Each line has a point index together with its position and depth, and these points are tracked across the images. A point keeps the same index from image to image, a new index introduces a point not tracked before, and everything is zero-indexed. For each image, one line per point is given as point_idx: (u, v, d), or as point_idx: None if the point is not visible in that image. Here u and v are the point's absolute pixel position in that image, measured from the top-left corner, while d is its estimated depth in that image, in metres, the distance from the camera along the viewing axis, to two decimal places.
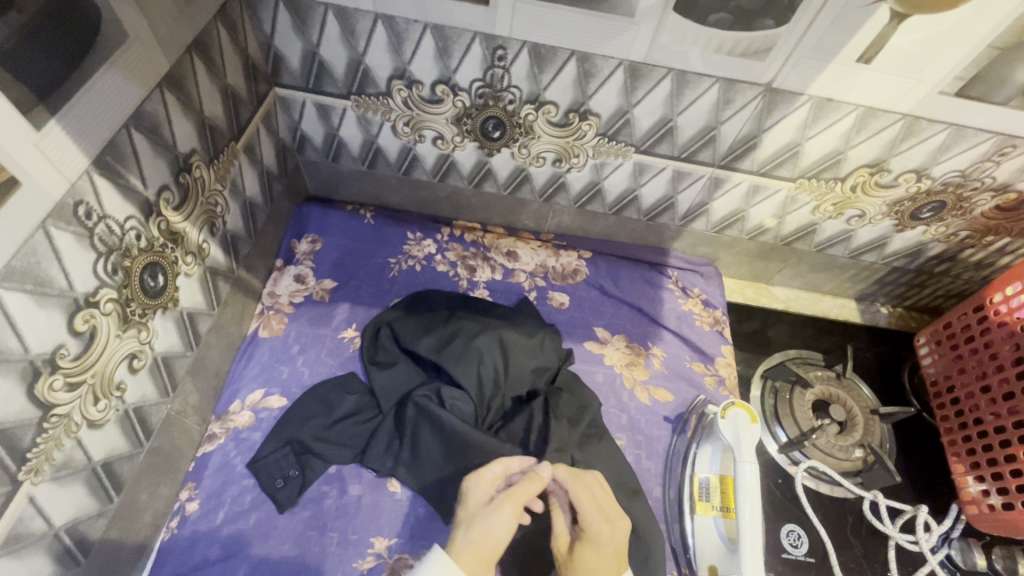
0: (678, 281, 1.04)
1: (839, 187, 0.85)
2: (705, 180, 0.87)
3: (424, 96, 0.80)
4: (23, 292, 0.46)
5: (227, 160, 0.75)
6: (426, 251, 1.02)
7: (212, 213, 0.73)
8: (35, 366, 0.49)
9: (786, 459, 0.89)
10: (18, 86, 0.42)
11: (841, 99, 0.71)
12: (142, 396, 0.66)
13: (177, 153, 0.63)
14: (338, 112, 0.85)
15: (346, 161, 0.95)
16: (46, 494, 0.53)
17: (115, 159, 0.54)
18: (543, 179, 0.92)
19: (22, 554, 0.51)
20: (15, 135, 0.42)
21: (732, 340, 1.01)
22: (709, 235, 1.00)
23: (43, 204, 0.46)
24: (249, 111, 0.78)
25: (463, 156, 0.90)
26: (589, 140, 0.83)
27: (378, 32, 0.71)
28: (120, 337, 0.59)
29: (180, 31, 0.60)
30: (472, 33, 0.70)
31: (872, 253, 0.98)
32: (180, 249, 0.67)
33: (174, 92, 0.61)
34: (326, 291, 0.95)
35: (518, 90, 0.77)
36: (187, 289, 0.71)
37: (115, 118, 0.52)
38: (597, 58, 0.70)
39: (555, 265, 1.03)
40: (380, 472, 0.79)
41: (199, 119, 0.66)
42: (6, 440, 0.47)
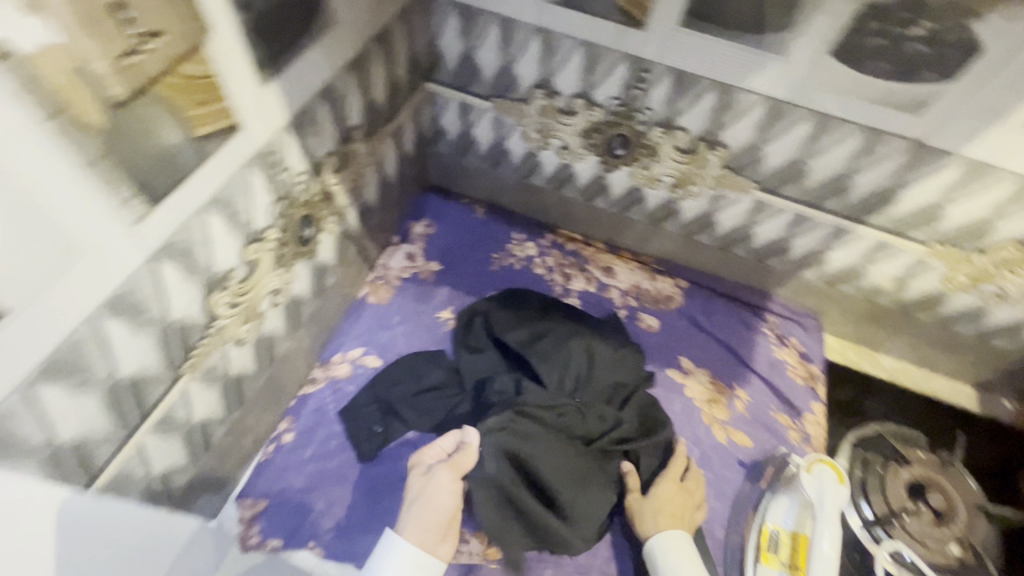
0: (775, 328, 1.01)
1: (978, 259, 0.79)
2: (826, 229, 0.85)
3: (560, 107, 0.85)
4: (222, 216, 0.55)
5: (379, 139, 0.84)
6: (527, 252, 1.06)
7: (358, 182, 0.82)
8: (214, 279, 0.58)
9: (867, 535, 0.80)
10: (260, 50, 0.51)
11: (999, 165, 0.67)
12: (274, 328, 0.75)
13: (346, 125, 0.72)
14: (477, 111, 0.93)
15: (472, 157, 1.03)
16: (194, 390, 0.62)
17: (304, 122, 0.63)
18: (656, 202, 0.94)
19: (167, 435, 0.60)
20: (248, 88, 0.52)
21: (825, 400, 0.96)
22: (819, 286, 0.96)
23: (251, 147, 0.55)
24: (404, 99, 0.87)
25: (583, 168, 0.94)
26: (712, 170, 0.84)
27: (533, 43, 0.78)
28: (271, 273, 0.68)
29: (372, 22, 0.69)
30: (620, 54, 0.74)
31: (1004, 338, 0.90)
32: (329, 209, 0.76)
33: (357, 74, 0.70)
34: (431, 272, 1.02)
35: (652, 112, 0.80)
36: (325, 244, 0.80)
37: (313, 87, 0.62)
38: (739, 91, 0.72)
39: (649, 289, 1.04)
40: None
41: (368, 99, 0.76)
42: (182, 335, 0.56)
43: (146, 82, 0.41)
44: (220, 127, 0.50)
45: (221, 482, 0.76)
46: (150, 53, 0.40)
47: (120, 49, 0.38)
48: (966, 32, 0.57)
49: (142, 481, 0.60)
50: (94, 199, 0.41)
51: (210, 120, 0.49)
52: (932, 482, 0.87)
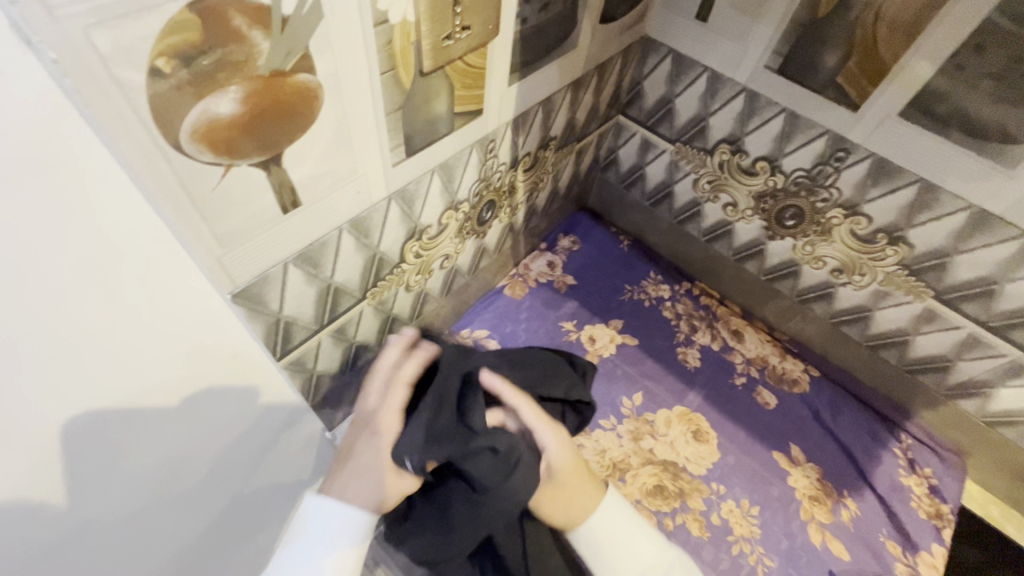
0: (906, 450, 0.93)
1: None
2: (1003, 361, 0.78)
3: (742, 165, 0.88)
4: (441, 181, 0.66)
5: (564, 153, 0.92)
6: (660, 293, 1.09)
7: (536, 185, 0.91)
8: (415, 229, 0.69)
9: None
10: (519, 56, 0.61)
11: None
12: (432, 287, 0.85)
13: (548, 134, 0.82)
14: (656, 151, 0.98)
15: (635, 191, 1.09)
16: (366, 315, 0.73)
17: (522, 122, 0.73)
18: (810, 282, 0.92)
19: (336, 344, 0.72)
20: (499, 83, 0.62)
21: (948, 547, 0.86)
22: (976, 422, 0.87)
23: (481, 132, 0.66)
24: (596, 124, 0.95)
25: (744, 229, 0.95)
26: (885, 265, 0.81)
27: (736, 101, 0.82)
28: (450, 239, 0.79)
29: (600, 53, 0.78)
30: (823, 130, 0.76)
31: None
32: (508, 201, 0.86)
33: (572, 94, 0.79)
34: (565, 284, 1.09)
35: (837, 192, 0.79)
36: (493, 231, 0.90)
37: (539, 96, 0.71)
38: (943, 193, 0.70)
39: (775, 365, 1.01)
40: None
41: (571, 116, 0.84)
42: (378, 265, 0.67)
43: (444, 62, 0.52)
44: (471, 108, 0.60)
45: (349, 401, 0.87)
46: (456, 41, 0.51)
47: (441, 33, 0.49)
48: None
49: (306, 373, 0.71)
50: (380, 138, 0.52)
51: (468, 102, 0.59)
52: None
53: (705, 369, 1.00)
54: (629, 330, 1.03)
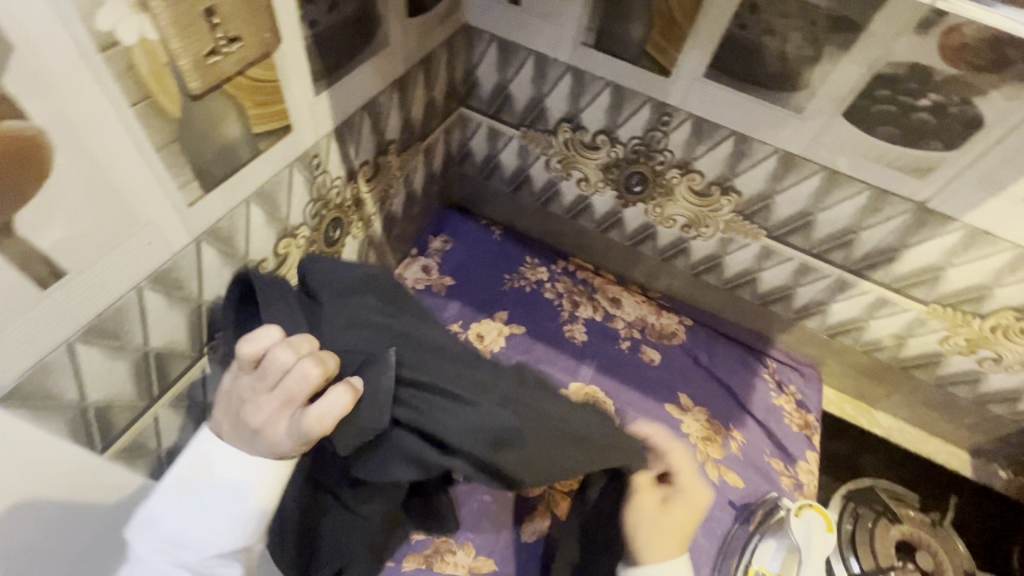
0: (774, 373, 1.02)
1: (976, 324, 0.82)
2: (830, 281, 0.88)
3: (584, 141, 0.90)
4: (262, 210, 0.59)
5: (410, 155, 0.88)
6: (538, 276, 1.09)
7: (386, 193, 0.86)
8: (246, 268, 0.61)
9: None
10: (318, 62, 0.56)
11: (998, 234, 0.70)
12: None
13: (384, 138, 0.77)
14: (504, 138, 0.98)
15: (494, 181, 1.08)
16: (213, 372, 0.64)
17: (347, 131, 0.67)
18: (667, 240, 0.98)
19: (181, 413, 0.62)
20: (303, 95, 0.56)
21: (819, 449, 0.97)
22: (821, 336, 0.98)
23: (297, 149, 0.60)
24: (438, 120, 0.92)
25: (600, 201, 0.98)
26: (724, 214, 0.88)
27: (565, 80, 0.83)
28: (297, 268, 0.71)
29: (419, 47, 0.74)
30: (646, 98, 0.79)
31: (1000, 404, 0.91)
32: (357, 214, 0.80)
33: (399, 93, 0.75)
34: (444, 286, 1.05)
35: (671, 154, 0.84)
36: (349, 249, 0.83)
37: (358, 101, 0.66)
38: (754, 142, 0.76)
39: (654, 323, 1.06)
40: None
41: (406, 116, 0.80)
42: (210, 316, 0.59)
43: (219, 81, 0.45)
44: (275, 127, 0.54)
45: None
46: (228, 56, 0.45)
47: (203, 50, 0.43)
48: (970, 107, 0.61)
49: (152, 455, 0.61)
50: (160, 179, 0.45)
51: (267, 120, 0.53)
52: (920, 542, 0.90)
53: (593, 341, 1.02)
54: (515, 318, 1.03)
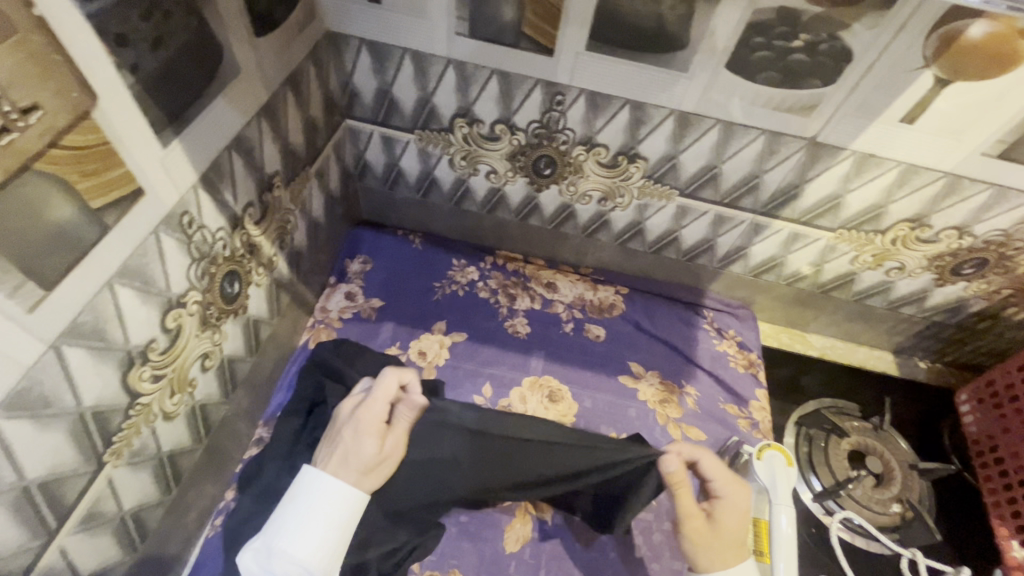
0: (712, 322, 1.05)
1: (879, 240, 0.87)
2: (745, 226, 0.90)
3: (483, 133, 0.86)
4: (132, 288, 0.51)
5: (301, 182, 0.81)
6: (469, 277, 1.06)
7: (284, 229, 0.79)
8: (131, 356, 0.53)
9: (820, 508, 0.87)
10: (157, 110, 0.48)
11: (883, 155, 0.74)
12: (208, 394, 0.69)
13: (264, 174, 0.69)
14: (401, 144, 0.92)
15: (401, 189, 1.02)
16: (122, 477, 0.57)
17: (216, 177, 0.59)
18: (587, 216, 0.97)
19: (93, 532, 0.55)
20: (147, 151, 0.48)
21: (765, 384, 1.01)
22: (747, 277, 1.02)
23: (158, 210, 0.52)
24: (324, 139, 0.85)
25: (513, 190, 0.95)
26: (635, 181, 0.87)
27: (448, 74, 0.78)
28: (198, 337, 0.64)
29: (279, 67, 0.67)
30: (535, 80, 0.76)
31: (910, 306, 0.98)
32: (255, 260, 0.73)
33: (269, 121, 0.67)
34: (373, 310, 0.99)
35: (572, 133, 0.82)
36: (256, 298, 0.76)
37: (221, 141, 0.59)
38: (649, 107, 0.76)
39: (592, 299, 1.06)
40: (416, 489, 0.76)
41: (284, 144, 0.73)
42: (100, 422, 0.51)
43: (26, 162, 0.37)
44: (119, 195, 0.47)
45: (165, 567, 0.70)
46: (27, 130, 0.37)
47: None
48: (838, 41, 0.63)
49: None
50: None
51: (107, 190, 0.45)
52: (870, 449, 0.92)
53: (537, 331, 1.01)
54: (454, 325, 0.99)
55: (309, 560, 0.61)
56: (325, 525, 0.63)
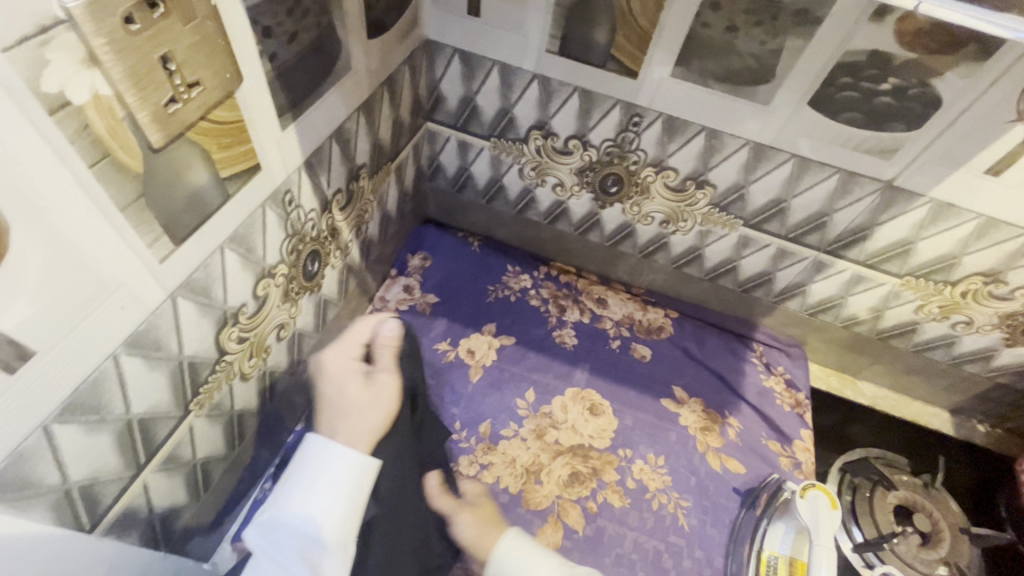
0: (761, 356, 1.04)
1: (948, 291, 0.85)
2: (808, 262, 0.90)
3: (556, 147, 0.89)
4: (237, 253, 0.56)
5: (382, 176, 0.86)
6: (522, 284, 1.08)
7: (361, 217, 0.84)
8: (226, 316, 0.58)
9: (859, 559, 0.83)
10: (283, 96, 0.54)
11: (962, 206, 0.73)
12: (277, 363, 0.74)
13: (354, 164, 0.74)
14: (475, 150, 0.96)
15: (468, 193, 1.06)
16: (200, 427, 0.61)
17: (317, 162, 0.65)
18: (646, 237, 0.98)
19: (170, 473, 0.59)
20: (270, 131, 0.54)
21: (810, 426, 0.99)
22: (802, 315, 1.01)
23: (268, 186, 0.57)
24: (406, 138, 0.90)
25: (577, 204, 0.98)
26: (700, 208, 0.88)
27: (532, 88, 0.82)
28: (278, 307, 0.69)
29: (381, 69, 0.72)
30: (615, 101, 0.79)
31: (974, 364, 0.95)
32: (334, 243, 0.77)
33: (366, 116, 0.72)
34: (428, 304, 1.03)
35: (644, 154, 0.84)
36: (329, 279, 0.81)
37: (327, 130, 0.64)
38: (724, 136, 0.77)
39: (641, 319, 1.07)
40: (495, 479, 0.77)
41: (375, 139, 0.78)
42: (193, 372, 0.56)
43: (181, 130, 0.43)
44: (242, 168, 0.52)
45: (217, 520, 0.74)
46: (190, 102, 0.42)
47: (162, 99, 0.40)
48: (928, 88, 0.63)
49: (145, 520, 0.58)
50: (127, 237, 0.42)
51: (235, 162, 0.50)
52: (918, 506, 0.89)
53: (582, 344, 1.02)
54: (504, 328, 1.02)
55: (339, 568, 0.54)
56: (337, 497, 0.55)
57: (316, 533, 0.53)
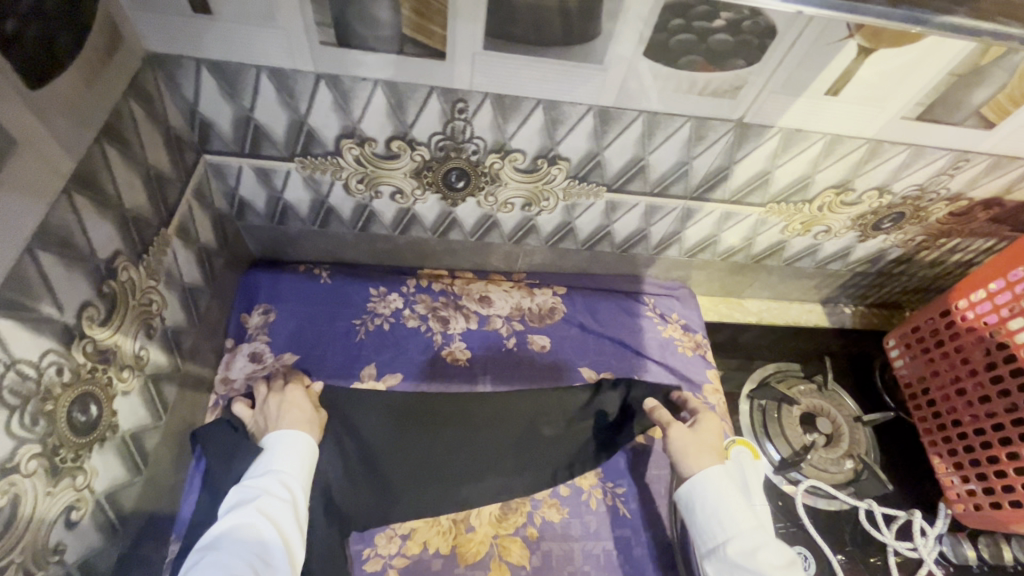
0: (655, 308, 1.02)
1: (807, 208, 0.85)
2: (677, 212, 0.85)
3: (377, 153, 0.72)
4: None
5: (158, 250, 0.64)
6: (392, 306, 0.93)
7: (147, 313, 0.63)
8: None
9: (783, 479, 0.88)
10: None
11: (809, 129, 0.70)
12: (86, 547, 0.55)
13: (98, 260, 0.53)
14: (280, 175, 0.76)
15: (292, 223, 0.86)
16: None
17: (19, 293, 0.44)
18: (512, 224, 0.88)
19: None
20: None
21: (714, 363, 1.00)
22: (683, 258, 0.98)
23: None
24: (178, 187, 0.68)
25: (425, 208, 0.83)
26: (559, 183, 0.78)
27: (322, 92, 0.64)
28: (51, 493, 0.49)
29: (87, 117, 0.50)
30: (429, 89, 0.64)
31: (837, 263, 0.99)
32: (113, 367, 0.57)
33: (87, 194, 0.51)
34: (286, 368, 0.84)
35: (482, 141, 0.71)
36: (127, 408, 0.60)
37: (14, 246, 0.42)
38: (565, 106, 0.66)
39: (531, 306, 0.98)
40: (417, 482, 0.80)
41: (120, 213, 0.56)
42: None
43: None
44: None
45: None
46: None
47: None
48: (761, 17, 0.56)
49: None
50: None
51: None
52: (819, 410, 0.95)
53: (476, 355, 0.92)
54: (386, 367, 0.88)
55: (288, 469, 0.64)
56: (295, 461, 0.65)
57: (290, 476, 0.64)
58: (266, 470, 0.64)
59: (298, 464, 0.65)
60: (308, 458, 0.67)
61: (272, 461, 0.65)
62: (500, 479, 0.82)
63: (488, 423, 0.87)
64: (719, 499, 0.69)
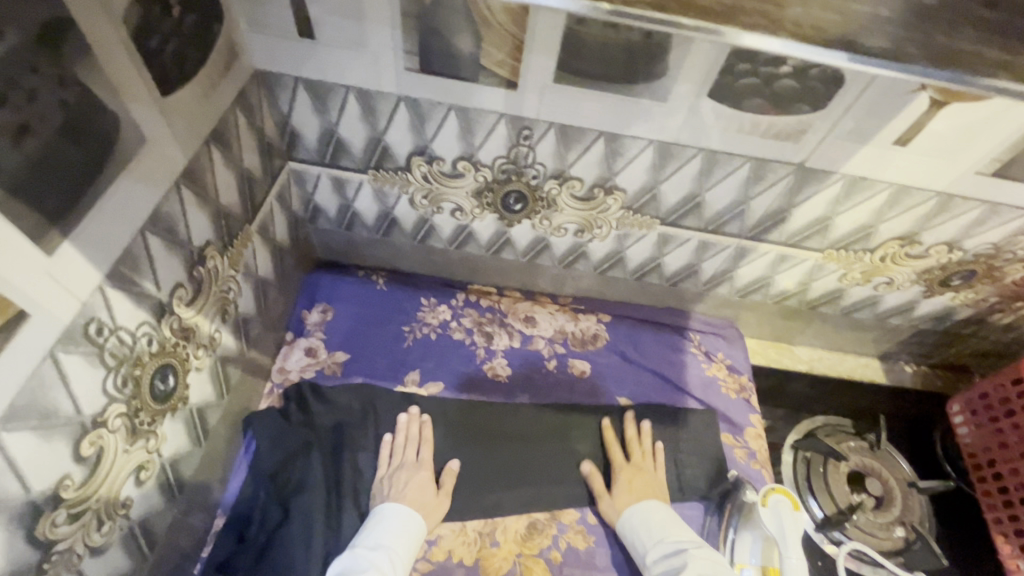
0: (700, 345, 1.00)
1: (868, 258, 0.83)
2: (731, 251, 0.85)
3: (444, 171, 0.77)
4: (27, 429, 0.42)
5: (241, 245, 0.71)
6: (440, 317, 0.97)
7: (225, 299, 0.69)
8: (36, 506, 0.44)
9: (824, 538, 0.84)
10: (32, 215, 0.39)
11: (873, 177, 0.69)
12: (148, 507, 0.61)
13: (192, 247, 0.59)
14: (353, 185, 0.82)
15: (357, 230, 0.92)
16: None
17: (129, 269, 0.50)
18: (563, 248, 0.90)
19: None
20: (27, 266, 0.39)
21: (758, 408, 0.97)
22: (732, 297, 0.97)
23: (50, 331, 0.42)
24: (264, 190, 0.75)
25: (482, 226, 0.87)
26: (613, 212, 0.80)
27: (400, 112, 0.70)
28: (128, 451, 0.54)
29: (201, 122, 0.57)
30: (498, 115, 0.68)
31: (898, 317, 0.95)
32: (192, 344, 0.63)
33: (190, 188, 0.57)
34: (338, 365, 0.89)
35: (542, 167, 0.74)
36: (198, 385, 0.66)
37: (129, 227, 0.49)
38: (626, 139, 0.69)
39: (574, 331, 0.99)
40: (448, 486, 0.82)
41: (215, 209, 0.63)
42: None
43: None
44: None
45: None
46: None
47: None
48: (829, 66, 0.57)
49: None
50: None
51: None
52: (869, 470, 0.89)
53: (516, 373, 0.94)
54: (428, 375, 0.91)
55: (394, 548, 0.70)
56: (402, 535, 0.71)
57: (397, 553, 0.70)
58: (378, 543, 0.70)
59: (405, 540, 0.71)
60: (412, 533, 0.73)
61: (384, 531, 0.71)
62: (530, 493, 0.83)
63: (523, 438, 0.88)
64: (655, 519, 0.78)
